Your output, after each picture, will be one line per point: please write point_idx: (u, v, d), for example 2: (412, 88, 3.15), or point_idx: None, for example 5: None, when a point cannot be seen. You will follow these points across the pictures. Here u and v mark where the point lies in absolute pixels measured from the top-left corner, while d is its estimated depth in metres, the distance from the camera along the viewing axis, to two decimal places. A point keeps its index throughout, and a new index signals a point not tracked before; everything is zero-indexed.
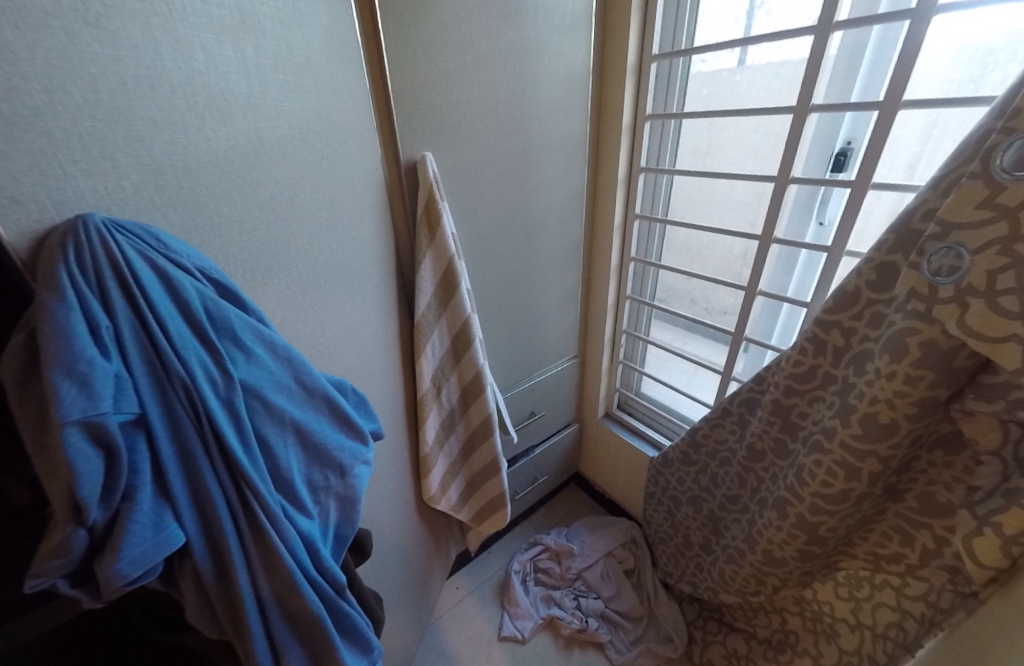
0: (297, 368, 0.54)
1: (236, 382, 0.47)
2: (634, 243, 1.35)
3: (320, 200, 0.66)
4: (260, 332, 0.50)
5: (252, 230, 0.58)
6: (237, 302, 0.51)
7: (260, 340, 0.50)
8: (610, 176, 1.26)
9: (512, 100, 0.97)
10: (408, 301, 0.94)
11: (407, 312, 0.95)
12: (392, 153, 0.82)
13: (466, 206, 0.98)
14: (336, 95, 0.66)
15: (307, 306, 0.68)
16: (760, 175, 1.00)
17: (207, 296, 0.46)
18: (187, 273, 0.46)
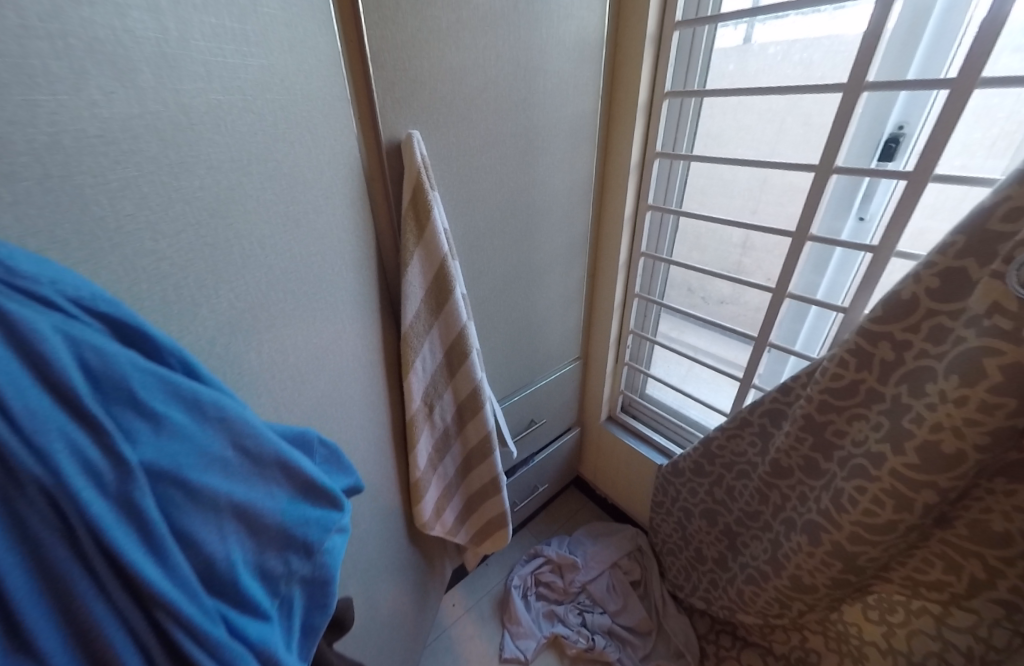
0: (235, 428, 0.41)
1: (133, 470, 0.34)
2: (646, 235, 1.20)
3: (271, 190, 0.50)
4: (175, 388, 0.37)
5: (175, 232, 0.42)
6: (144, 347, 0.38)
7: (176, 399, 0.37)
8: (621, 161, 1.10)
9: (516, 69, 0.82)
10: (392, 310, 0.79)
11: (392, 323, 0.79)
12: (371, 132, 0.66)
13: (461, 196, 0.83)
14: (296, 51, 0.50)
15: (261, 326, 0.53)
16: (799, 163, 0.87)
17: (88, 347, 0.33)
18: (55, 310, 0.32)
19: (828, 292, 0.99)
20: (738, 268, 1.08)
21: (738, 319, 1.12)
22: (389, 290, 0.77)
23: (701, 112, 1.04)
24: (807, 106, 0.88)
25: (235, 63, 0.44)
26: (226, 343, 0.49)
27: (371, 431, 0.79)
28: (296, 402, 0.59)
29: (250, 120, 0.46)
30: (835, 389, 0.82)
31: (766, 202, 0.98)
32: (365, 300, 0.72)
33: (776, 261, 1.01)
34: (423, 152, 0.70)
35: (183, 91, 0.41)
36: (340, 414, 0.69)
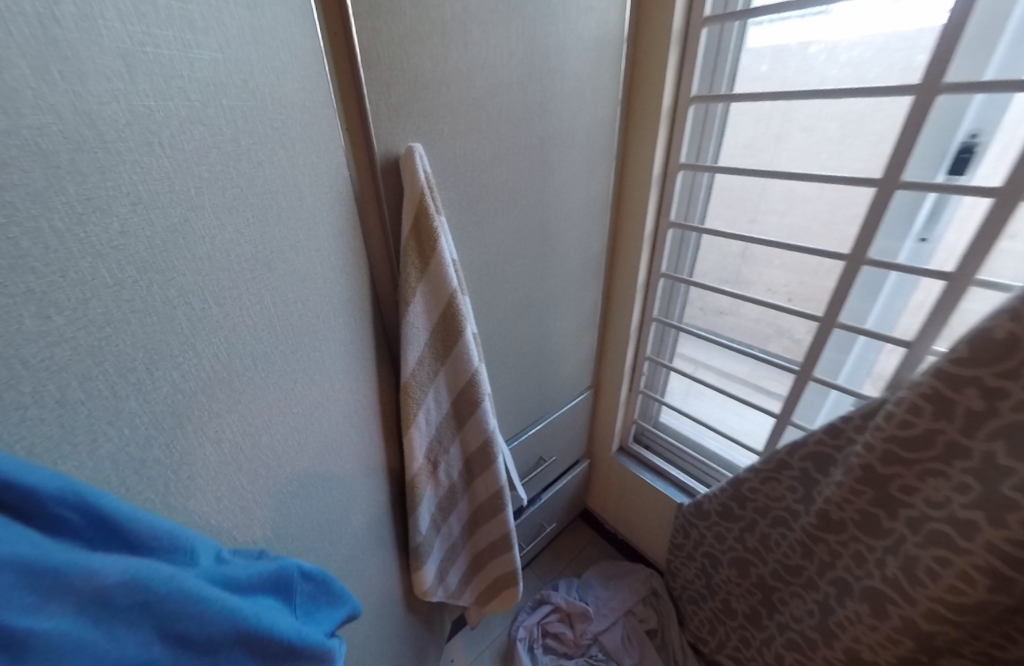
0: (169, 605, 0.29)
1: None
2: (666, 255, 1.08)
3: (219, 228, 0.37)
4: (67, 575, 0.25)
5: (86, 303, 0.29)
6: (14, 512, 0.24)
7: (64, 590, 0.25)
8: (642, 174, 0.98)
9: (530, 70, 0.69)
10: (390, 355, 0.66)
11: (390, 371, 0.66)
12: (364, 148, 0.54)
13: (470, 219, 0.70)
14: (244, 43, 0.38)
15: (224, 411, 0.39)
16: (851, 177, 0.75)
17: None
18: None
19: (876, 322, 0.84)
20: (736, 278, 1.00)
21: (766, 347, 1.00)
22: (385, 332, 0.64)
23: (729, 117, 0.92)
24: (859, 110, 0.75)
25: (158, 55, 0.31)
26: (168, 443, 0.35)
27: (364, 504, 0.64)
28: (267, 496, 0.46)
29: (185, 135, 0.34)
30: (899, 436, 0.71)
31: (795, 217, 0.87)
32: (361, 350, 0.59)
33: (778, 271, 0.93)
34: (426, 169, 0.58)
35: (87, 97, 0.28)
36: (324, 495, 0.55)
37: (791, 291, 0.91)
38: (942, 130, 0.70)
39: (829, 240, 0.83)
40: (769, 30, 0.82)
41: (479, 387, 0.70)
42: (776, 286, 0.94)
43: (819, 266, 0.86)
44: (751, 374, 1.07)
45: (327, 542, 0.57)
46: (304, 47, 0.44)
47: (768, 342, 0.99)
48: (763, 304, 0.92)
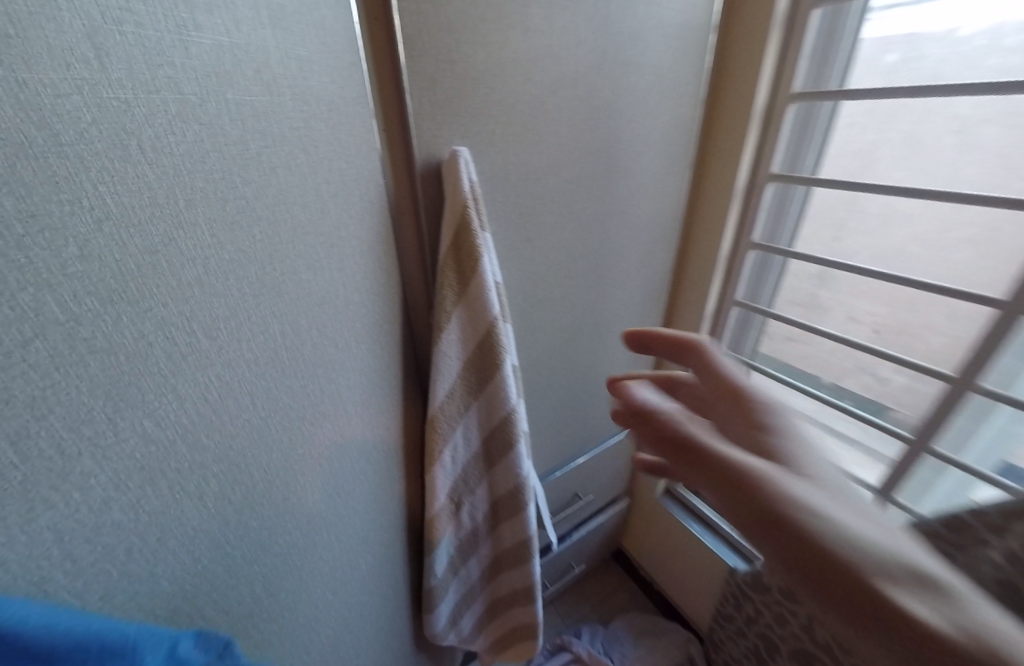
0: None
1: None
2: (744, 281, 0.92)
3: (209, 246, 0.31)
4: None
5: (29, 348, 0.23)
6: None
7: None
8: (725, 188, 0.83)
9: (601, 62, 0.58)
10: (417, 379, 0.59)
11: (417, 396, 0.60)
12: (403, 146, 0.47)
13: (517, 235, 0.61)
14: (259, 25, 0.32)
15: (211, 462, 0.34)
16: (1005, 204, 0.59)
17: None
18: None
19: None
20: (811, 303, 0.86)
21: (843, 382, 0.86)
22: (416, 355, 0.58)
23: (837, 117, 0.74)
24: None
25: (150, 37, 0.26)
26: (134, 502, 0.29)
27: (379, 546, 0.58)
28: (258, 552, 0.39)
29: (178, 138, 0.28)
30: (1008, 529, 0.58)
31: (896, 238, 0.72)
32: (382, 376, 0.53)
33: (861, 296, 0.78)
34: (472, 179, 0.50)
35: (41, 84, 0.22)
36: (332, 544, 0.49)
37: (878, 321, 0.77)
38: None
39: (938, 271, 0.68)
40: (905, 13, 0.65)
41: (513, 427, 0.62)
42: (858, 314, 0.79)
43: (919, 295, 0.71)
44: (820, 410, 0.93)
45: (334, 594, 0.50)
46: (332, 33, 0.38)
47: (844, 375, 0.85)
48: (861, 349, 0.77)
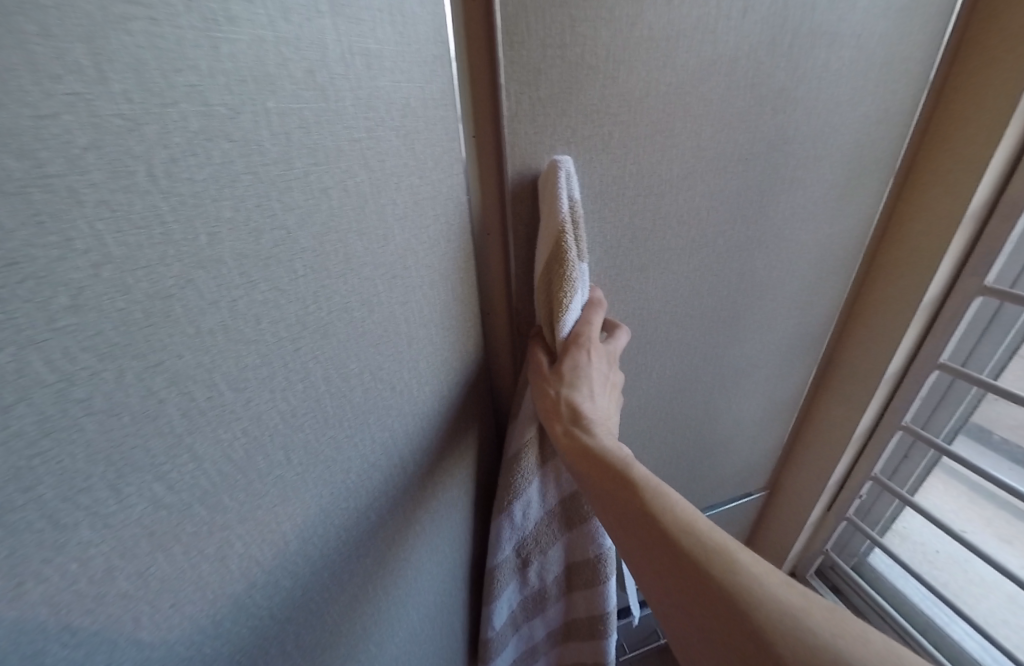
0: None
1: None
2: (955, 338, 0.66)
3: (234, 283, 0.27)
4: None
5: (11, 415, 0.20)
6: None
7: None
8: (953, 209, 0.58)
9: (776, 37, 0.42)
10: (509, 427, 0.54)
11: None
12: (495, 161, 0.40)
13: (632, 270, 0.50)
14: (317, 15, 0.27)
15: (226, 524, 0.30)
16: None
17: None
18: None
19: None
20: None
21: None
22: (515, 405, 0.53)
23: None
24: None
25: (172, 38, 0.22)
26: (143, 568, 0.26)
27: (424, 589, 0.54)
28: (296, 605, 0.37)
29: (202, 160, 0.24)
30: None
31: None
32: (441, 416, 0.48)
33: None
34: (572, 197, 0.40)
35: (17, 100, 0.18)
36: (374, 590, 0.45)
37: None
38: None
39: None
40: None
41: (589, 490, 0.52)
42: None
43: None
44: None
45: (374, 642, 0.47)
46: (412, 19, 0.31)
47: None
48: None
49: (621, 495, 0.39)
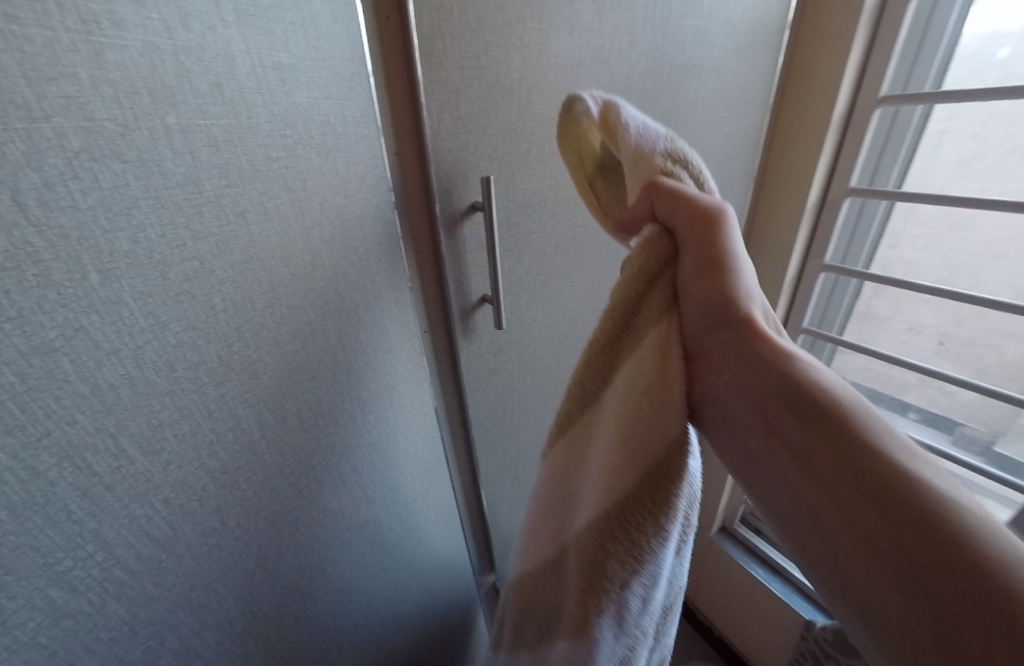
0: None
1: None
2: (811, 308, 0.79)
3: (137, 320, 0.24)
4: None
5: None
6: None
7: None
8: (796, 206, 0.70)
9: (657, 68, 0.48)
10: (582, 427, 0.32)
11: (570, 451, 0.32)
12: (421, 175, 0.39)
13: (560, 272, 0.53)
14: (221, 24, 0.24)
15: (149, 590, 0.27)
16: None
17: None
18: None
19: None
20: (868, 314, 0.76)
21: (910, 410, 0.75)
22: (587, 380, 0.31)
23: (934, 121, 0.62)
24: None
25: (41, 41, 0.19)
26: None
27: (376, 633, 0.49)
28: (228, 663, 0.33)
29: (87, 185, 0.21)
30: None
31: (970, 253, 0.62)
32: (391, 440, 0.45)
33: (927, 308, 0.68)
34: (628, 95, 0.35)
35: None
36: (324, 633, 0.42)
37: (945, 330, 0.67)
38: None
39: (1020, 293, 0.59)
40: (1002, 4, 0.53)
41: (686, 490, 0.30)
42: (923, 326, 0.69)
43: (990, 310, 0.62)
44: None
45: None
46: (326, 35, 0.30)
47: (907, 392, 0.75)
48: (932, 371, 0.65)
49: (875, 465, 0.26)
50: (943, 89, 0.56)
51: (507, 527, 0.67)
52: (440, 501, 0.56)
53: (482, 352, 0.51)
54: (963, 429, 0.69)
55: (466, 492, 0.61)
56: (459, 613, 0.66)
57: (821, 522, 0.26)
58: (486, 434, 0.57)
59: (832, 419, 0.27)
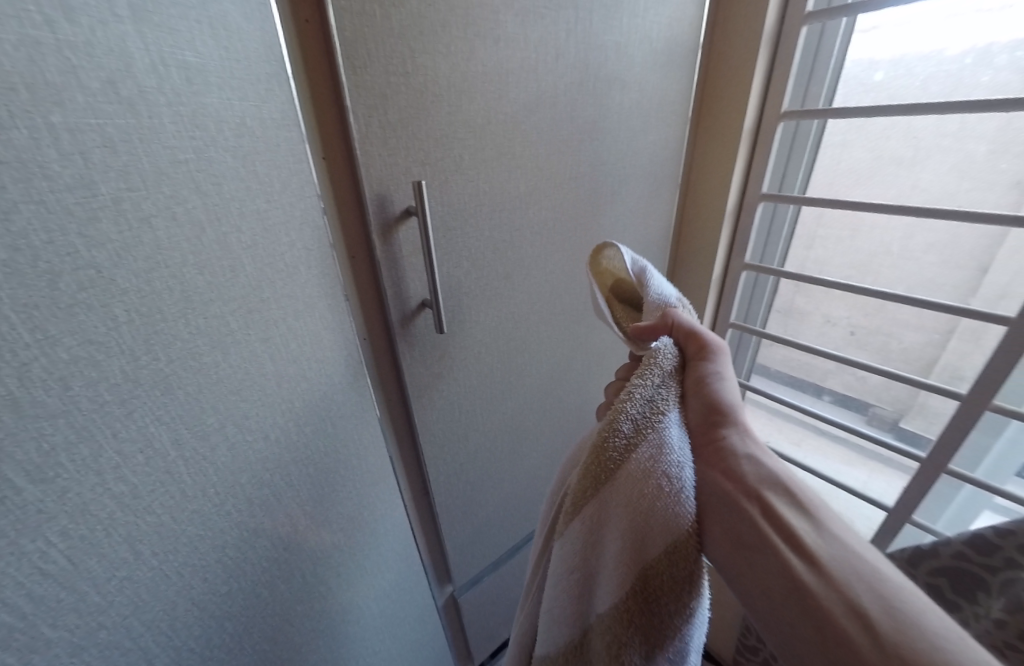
0: None
1: None
2: (736, 305, 0.85)
3: (22, 335, 0.22)
4: None
5: None
6: None
7: None
8: (717, 211, 0.76)
9: (583, 79, 0.51)
10: (598, 509, 0.30)
11: (585, 534, 0.30)
12: (351, 180, 0.39)
13: (500, 277, 0.53)
14: (112, 18, 0.23)
15: (46, 633, 0.24)
16: (991, 233, 0.58)
17: None
18: None
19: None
20: (789, 308, 0.82)
21: (826, 395, 0.82)
22: (601, 458, 0.31)
23: (825, 135, 0.69)
24: (1014, 133, 0.55)
25: None
26: None
27: (322, 656, 0.47)
28: None
29: None
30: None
31: (867, 250, 0.69)
32: (333, 452, 0.44)
33: (836, 301, 0.75)
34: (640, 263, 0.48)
35: None
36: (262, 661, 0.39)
37: (853, 321, 0.74)
38: None
39: (909, 284, 0.67)
40: (879, 32, 0.61)
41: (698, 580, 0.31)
42: (837, 319, 0.76)
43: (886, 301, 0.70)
44: (806, 417, 0.87)
45: None
46: (238, 35, 0.28)
47: (825, 379, 0.81)
48: (844, 358, 0.72)
49: (828, 537, 0.32)
50: (834, 106, 0.62)
51: (462, 534, 0.67)
52: (390, 513, 0.55)
53: (425, 358, 0.50)
54: (875, 411, 0.76)
55: (416, 502, 0.60)
56: (416, 626, 0.64)
57: (805, 592, 0.30)
58: (434, 442, 0.56)
59: (796, 500, 0.34)
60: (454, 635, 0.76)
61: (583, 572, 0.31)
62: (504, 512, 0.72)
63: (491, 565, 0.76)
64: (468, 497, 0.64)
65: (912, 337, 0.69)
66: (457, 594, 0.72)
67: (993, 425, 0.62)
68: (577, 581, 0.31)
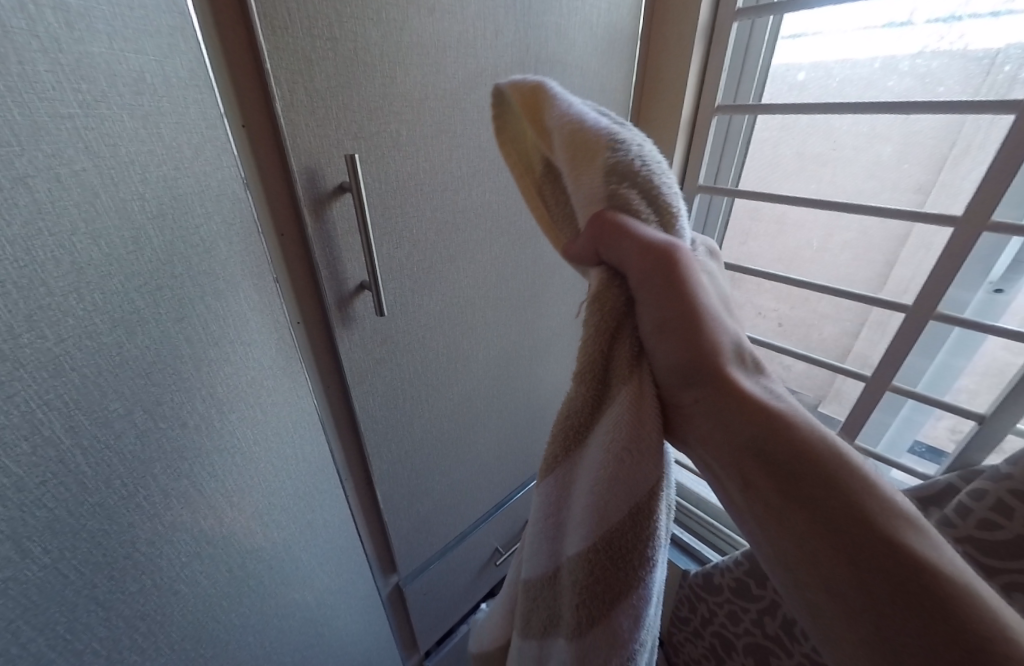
0: None
1: None
2: None
3: None
4: None
5: None
6: None
7: None
8: None
9: (523, 60, 0.50)
10: (568, 471, 0.31)
11: (554, 492, 0.31)
12: (275, 153, 0.37)
13: (442, 259, 0.52)
14: None
15: None
16: (896, 227, 0.64)
17: None
18: None
19: (929, 384, 0.66)
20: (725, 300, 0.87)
21: None
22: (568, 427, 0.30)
23: (756, 131, 0.73)
24: (915, 137, 0.60)
25: None
26: None
27: (252, 654, 0.45)
28: None
29: None
30: (984, 541, 0.42)
31: (791, 243, 0.74)
32: (265, 447, 0.41)
33: (765, 293, 0.81)
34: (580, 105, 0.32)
35: None
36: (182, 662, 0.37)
37: (779, 313, 0.80)
38: (992, 255, 0.56)
39: (827, 275, 0.72)
40: (799, 37, 0.64)
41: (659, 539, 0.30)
42: (766, 310, 0.82)
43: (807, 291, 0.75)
44: None
45: None
46: None
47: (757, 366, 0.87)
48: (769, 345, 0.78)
49: (857, 538, 0.26)
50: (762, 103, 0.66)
51: (407, 523, 0.66)
52: (332, 506, 0.53)
53: (366, 342, 0.49)
54: (798, 396, 0.82)
55: (358, 490, 0.59)
56: (360, 617, 0.63)
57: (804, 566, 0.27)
58: (375, 429, 0.55)
59: (814, 481, 0.27)
60: (399, 625, 0.75)
61: (557, 525, 0.32)
62: (450, 499, 0.72)
63: (438, 552, 0.76)
64: (412, 486, 0.64)
65: (828, 326, 0.75)
66: (402, 584, 0.71)
67: (892, 402, 0.69)
68: (552, 531, 0.32)
